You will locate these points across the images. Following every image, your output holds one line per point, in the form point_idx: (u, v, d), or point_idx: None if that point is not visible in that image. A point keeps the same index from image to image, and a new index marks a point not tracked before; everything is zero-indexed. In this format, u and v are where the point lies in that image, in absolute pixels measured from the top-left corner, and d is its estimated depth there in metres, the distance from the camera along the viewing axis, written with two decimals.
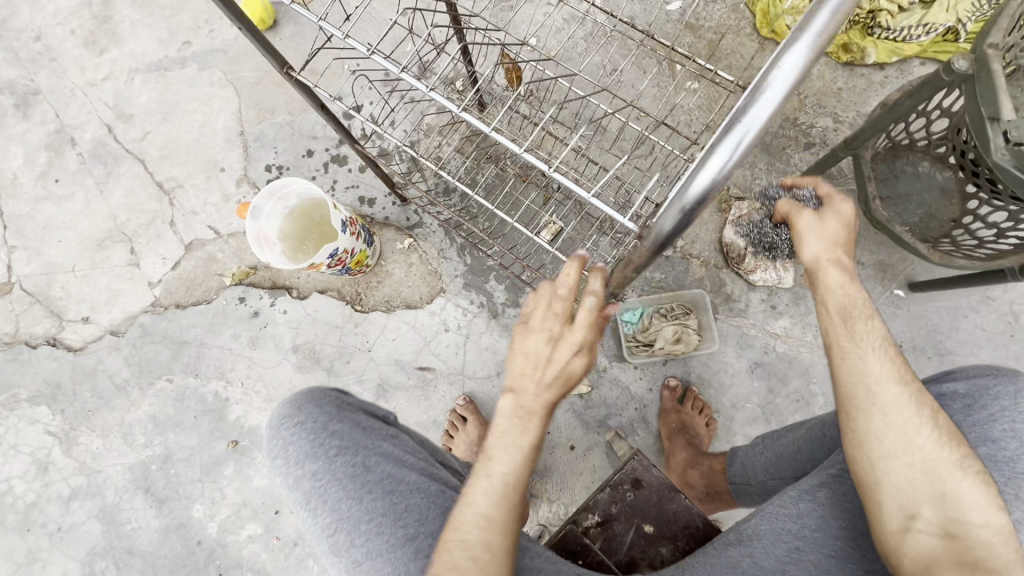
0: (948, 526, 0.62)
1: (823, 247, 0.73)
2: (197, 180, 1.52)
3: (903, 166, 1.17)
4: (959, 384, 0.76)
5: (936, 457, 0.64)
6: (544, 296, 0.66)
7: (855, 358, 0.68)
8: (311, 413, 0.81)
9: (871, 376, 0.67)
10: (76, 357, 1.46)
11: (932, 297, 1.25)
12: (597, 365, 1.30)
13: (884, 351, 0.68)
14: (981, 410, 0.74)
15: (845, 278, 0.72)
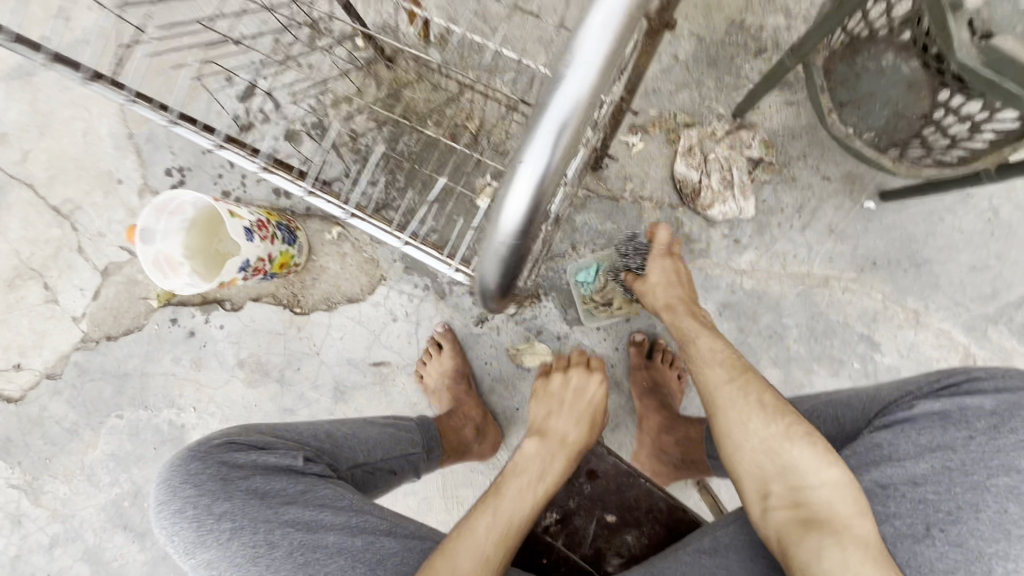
0: (794, 494, 0.70)
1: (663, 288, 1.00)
2: (95, 198, 1.37)
3: (865, 63, 1.02)
4: (988, 402, 0.79)
5: (771, 434, 0.74)
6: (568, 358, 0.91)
7: (706, 368, 0.85)
8: (188, 498, 0.69)
9: (711, 382, 0.83)
10: (18, 407, 1.38)
11: (906, 205, 1.14)
12: (558, 332, 1.22)
13: (722, 359, 0.85)
14: (1007, 432, 0.76)
15: (686, 312, 0.97)
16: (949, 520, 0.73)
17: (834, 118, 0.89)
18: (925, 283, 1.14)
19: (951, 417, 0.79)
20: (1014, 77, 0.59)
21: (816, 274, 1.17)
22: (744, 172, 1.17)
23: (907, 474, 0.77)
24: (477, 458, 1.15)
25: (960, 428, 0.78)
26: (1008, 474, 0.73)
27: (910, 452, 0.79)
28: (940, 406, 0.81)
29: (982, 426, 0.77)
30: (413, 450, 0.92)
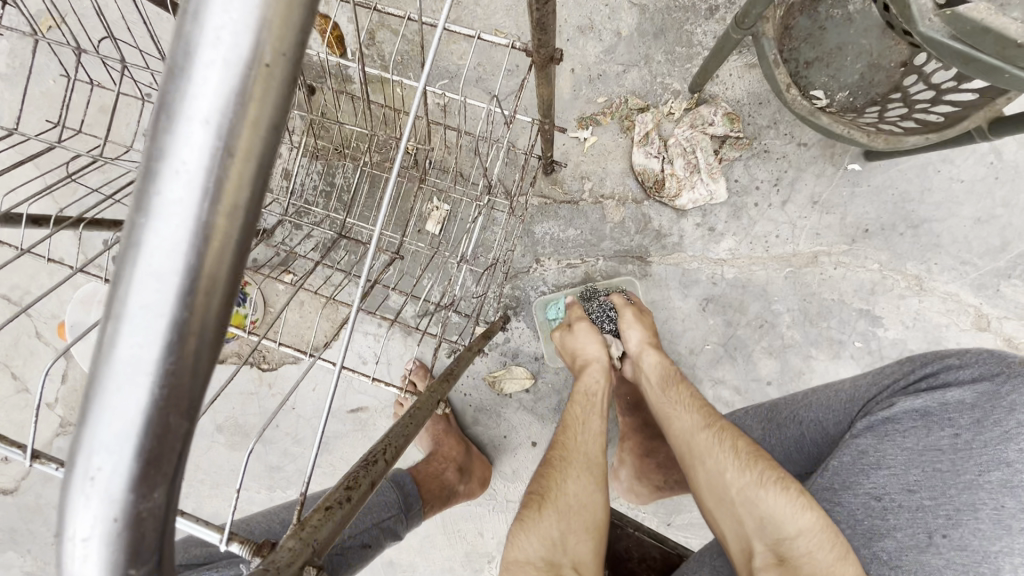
0: (778, 551, 0.58)
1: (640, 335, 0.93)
2: (42, 280, 1.31)
3: (828, 12, 0.90)
4: (963, 392, 0.59)
5: (744, 482, 0.64)
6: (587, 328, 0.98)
7: (672, 419, 0.78)
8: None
9: (680, 432, 0.75)
10: (15, 497, 1.38)
11: (895, 161, 1.02)
12: (535, 352, 1.15)
13: (689, 406, 0.77)
14: (994, 426, 0.56)
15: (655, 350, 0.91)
16: (951, 525, 0.55)
17: (795, 92, 0.78)
18: (925, 244, 1.03)
19: (933, 415, 0.59)
20: (983, 47, 0.47)
21: (804, 252, 1.07)
22: (710, 152, 1.05)
23: (898, 481, 0.59)
24: (467, 497, 1.08)
25: (944, 427, 0.59)
26: (1003, 468, 0.54)
27: (899, 459, 0.60)
28: (920, 404, 0.60)
29: (964, 422, 0.58)
30: (388, 514, 0.88)
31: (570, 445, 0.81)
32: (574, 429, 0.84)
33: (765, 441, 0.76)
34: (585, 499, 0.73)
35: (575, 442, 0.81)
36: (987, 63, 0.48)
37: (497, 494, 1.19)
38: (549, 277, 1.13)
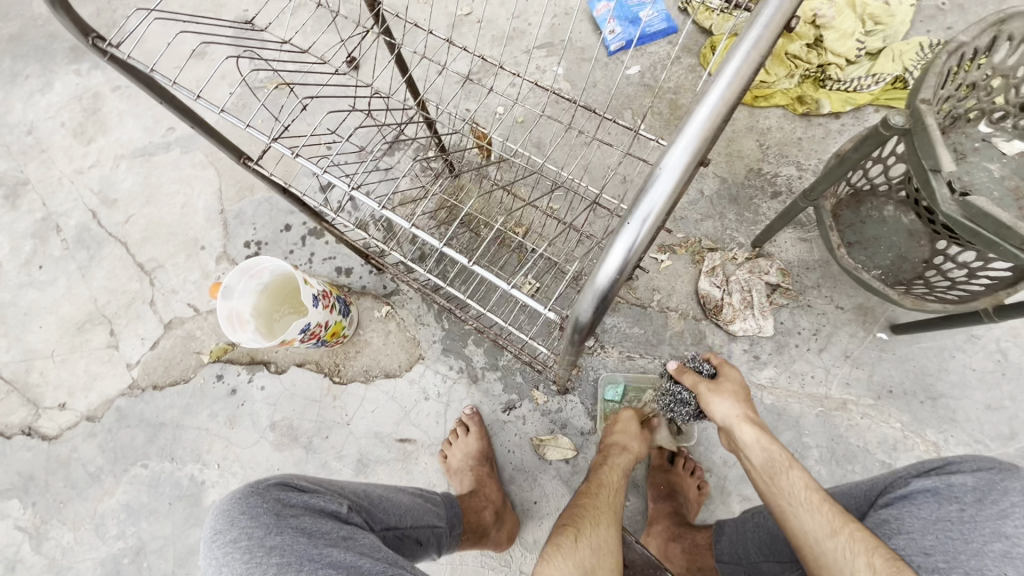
0: None
1: (732, 412, 0.92)
2: (177, 259, 1.53)
3: (868, 211, 1.19)
4: (966, 477, 0.74)
5: None
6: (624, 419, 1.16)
7: (791, 518, 0.79)
8: (244, 528, 0.73)
9: (802, 532, 0.77)
10: (50, 446, 1.42)
11: (916, 339, 1.23)
12: (581, 427, 1.26)
13: (811, 502, 0.78)
14: (991, 505, 0.70)
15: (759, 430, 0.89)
16: None
17: (842, 252, 1.08)
18: (943, 416, 1.18)
19: (942, 492, 0.74)
20: (986, 227, 0.70)
21: (834, 396, 1.22)
22: (764, 294, 1.28)
23: (916, 545, 0.71)
24: (494, 547, 1.13)
25: (952, 502, 0.73)
26: (1003, 540, 0.67)
27: (916, 524, 0.73)
28: (929, 483, 0.76)
29: (969, 499, 0.72)
30: (439, 524, 1.01)
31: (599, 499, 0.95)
32: (605, 489, 0.99)
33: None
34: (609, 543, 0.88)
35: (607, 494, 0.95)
36: (990, 236, 0.71)
37: (513, 561, 1.20)
38: (608, 362, 1.29)
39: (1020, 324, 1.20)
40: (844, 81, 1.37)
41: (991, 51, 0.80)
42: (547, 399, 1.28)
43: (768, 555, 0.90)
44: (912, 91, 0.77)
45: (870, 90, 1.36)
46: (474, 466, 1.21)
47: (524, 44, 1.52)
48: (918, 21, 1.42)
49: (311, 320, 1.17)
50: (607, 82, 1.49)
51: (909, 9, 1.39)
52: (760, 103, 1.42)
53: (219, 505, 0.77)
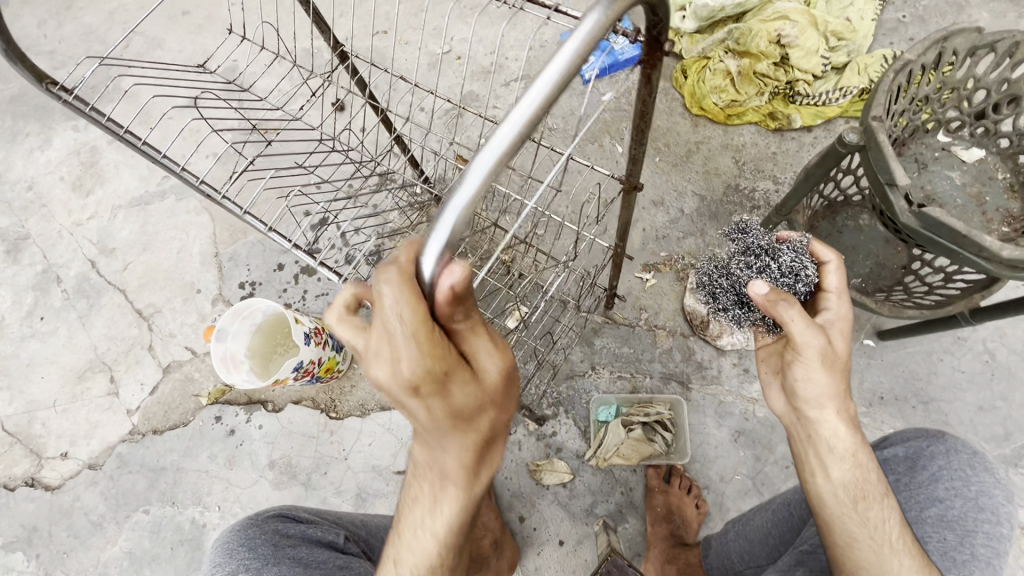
0: None
1: (829, 392, 0.67)
2: (174, 304, 1.56)
3: (844, 221, 1.20)
4: (898, 448, 0.86)
5: None
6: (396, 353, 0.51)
7: (858, 549, 0.69)
8: (243, 560, 0.76)
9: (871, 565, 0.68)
10: (54, 495, 1.43)
11: (903, 344, 1.24)
12: (577, 450, 1.26)
13: (899, 539, 0.69)
14: (922, 471, 0.82)
15: (854, 429, 0.70)
16: None
17: None
18: (935, 419, 1.18)
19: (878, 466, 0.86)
20: (943, 236, 0.73)
21: None
22: None
23: None
24: None
25: (888, 473, 0.85)
26: (938, 505, 0.78)
27: None
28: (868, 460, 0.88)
29: (902, 469, 0.84)
30: None
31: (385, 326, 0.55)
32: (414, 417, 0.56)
33: (767, 525, 0.92)
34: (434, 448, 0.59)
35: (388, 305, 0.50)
36: (948, 244, 0.73)
37: None
38: (600, 383, 1.30)
39: (1006, 324, 1.21)
40: (812, 96, 1.41)
41: (939, 64, 0.83)
42: (540, 424, 1.28)
43: (749, 562, 0.95)
44: (863, 108, 0.80)
45: (838, 103, 1.40)
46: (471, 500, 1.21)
47: (502, 77, 1.57)
48: (880, 34, 1.47)
49: (303, 357, 1.20)
50: (584, 109, 1.54)
51: (871, 24, 1.44)
52: (733, 121, 1.46)
53: (220, 536, 0.80)
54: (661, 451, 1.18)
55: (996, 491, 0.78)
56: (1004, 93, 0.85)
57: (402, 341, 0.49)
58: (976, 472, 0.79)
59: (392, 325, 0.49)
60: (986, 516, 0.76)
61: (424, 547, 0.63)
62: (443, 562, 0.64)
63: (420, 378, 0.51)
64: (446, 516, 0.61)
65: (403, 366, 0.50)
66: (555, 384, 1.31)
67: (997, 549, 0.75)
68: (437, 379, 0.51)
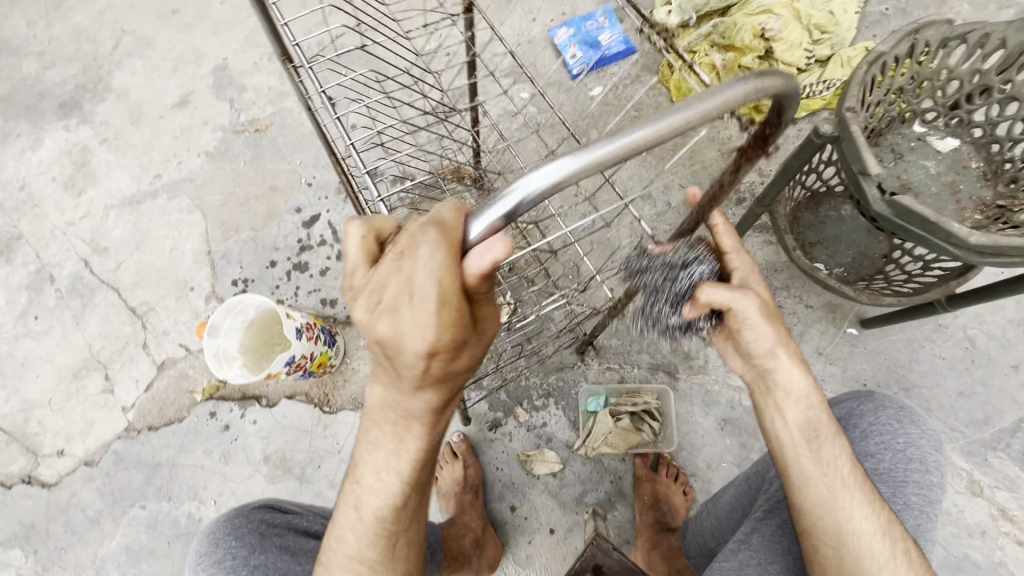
0: None
1: (776, 340, 0.70)
2: (168, 302, 1.58)
3: (826, 212, 1.22)
4: (833, 411, 0.89)
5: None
6: (414, 319, 0.49)
7: (812, 488, 0.70)
8: (229, 549, 0.77)
9: (819, 497, 0.70)
10: (50, 492, 1.44)
11: (885, 332, 1.26)
12: (567, 441, 1.28)
13: (849, 473, 0.70)
14: (855, 429, 0.85)
15: (804, 371, 0.72)
16: None
17: (798, 253, 1.13)
18: (917, 405, 1.21)
19: None
20: (915, 224, 0.75)
21: None
22: None
23: None
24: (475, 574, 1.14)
25: None
26: (869, 460, 0.82)
27: None
28: None
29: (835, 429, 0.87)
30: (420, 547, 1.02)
31: (377, 271, 0.52)
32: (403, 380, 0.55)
33: (731, 500, 0.95)
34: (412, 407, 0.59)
35: (415, 258, 0.48)
36: (919, 231, 0.75)
37: None
38: (590, 374, 1.32)
39: (985, 311, 1.24)
40: (796, 88, 1.42)
41: (913, 56, 0.85)
42: (530, 415, 1.31)
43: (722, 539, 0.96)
44: (837, 101, 0.81)
45: (823, 96, 1.42)
46: (460, 492, 1.23)
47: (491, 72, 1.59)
48: (864, 27, 1.49)
49: (295, 352, 1.21)
50: (573, 104, 1.56)
51: (854, 17, 1.45)
52: None
53: (205, 526, 0.81)
54: (648, 440, 1.20)
55: (923, 442, 0.82)
56: (976, 84, 0.88)
57: (431, 290, 0.48)
58: (903, 425, 0.83)
59: (423, 284, 0.48)
60: (916, 466, 0.80)
61: (381, 487, 0.65)
62: (405, 500, 0.67)
63: (442, 346, 0.50)
64: (412, 457, 0.63)
65: (422, 330, 0.49)
66: (544, 376, 1.33)
67: (930, 496, 0.78)
68: (453, 346, 0.51)
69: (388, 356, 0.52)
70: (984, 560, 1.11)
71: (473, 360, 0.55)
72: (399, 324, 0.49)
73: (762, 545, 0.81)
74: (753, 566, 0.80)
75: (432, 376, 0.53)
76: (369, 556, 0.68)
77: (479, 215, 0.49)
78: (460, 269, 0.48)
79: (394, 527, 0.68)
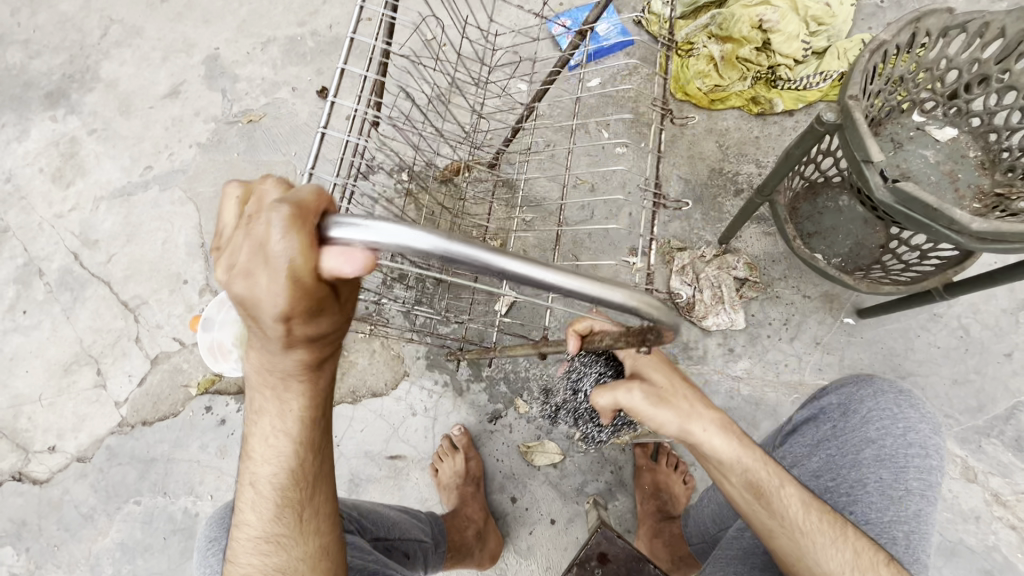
0: None
1: (682, 417, 0.70)
2: (161, 295, 1.55)
3: (824, 203, 1.23)
4: (831, 397, 0.89)
5: None
6: (264, 286, 0.44)
7: (774, 539, 0.70)
8: None
9: (785, 548, 0.70)
10: (42, 489, 1.42)
11: (881, 321, 1.27)
12: (567, 432, 1.28)
13: (810, 518, 0.69)
14: (854, 414, 0.85)
15: (727, 434, 0.71)
16: (851, 501, 0.81)
17: (798, 243, 1.13)
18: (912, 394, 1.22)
19: (815, 416, 0.90)
20: (918, 210, 0.75)
21: (808, 382, 1.26)
22: (734, 289, 1.31)
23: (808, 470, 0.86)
24: (478, 565, 1.16)
25: (825, 421, 0.88)
26: (872, 445, 0.82)
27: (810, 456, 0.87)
28: (808, 412, 0.91)
29: (835, 414, 0.87)
30: (425, 539, 1.03)
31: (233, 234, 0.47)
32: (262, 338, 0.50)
33: None
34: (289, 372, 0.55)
35: (266, 233, 0.43)
36: (921, 218, 0.76)
37: (507, 569, 1.22)
38: None
39: (979, 300, 1.26)
40: (794, 80, 1.43)
41: (914, 44, 0.85)
42: (529, 406, 1.30)
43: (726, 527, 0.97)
44: (840, 88, 0.81)
45: (819, 87, 1.42)
46: (462, 483, 1.22)
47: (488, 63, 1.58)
48: (859, 19, 1.50)
49: None
50: (571, 94, 1.55)
51: (851, 8, 1.46)
52: (716, 106, 1.47)
53: (214, 512, 0.81)
54: (649, 430, 1.19)
55: (923, 426, 0.82)
56: (975, 73, 0.88)
57: (281, 256, 0.43)
58: (902, 410, 0.83)
59: (275, 253, 0.43)
60: (916, 450, 0.80)
61: (276, 454, 0.62)
62: (302, 466, 0.64)
63: (295, 311, 0.46)
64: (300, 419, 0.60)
65: (274, 296, 0.44)
66: (542, 368, 1.32)
67: (930, 480, 0.79)
68: (310, 310, 0.47)
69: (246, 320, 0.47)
70: (978, 544, 1.13)
71: (342, 322, 0.51)
72: (250, 285, 0.45)
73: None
74: (760, 554, 0.80)
75: (293, 338, 0.49)
76: (275, 532, 0.66)
77: (338, 217, 0.45)
78: (314, 247, 0.43)
79: (294, 498, 0.66)
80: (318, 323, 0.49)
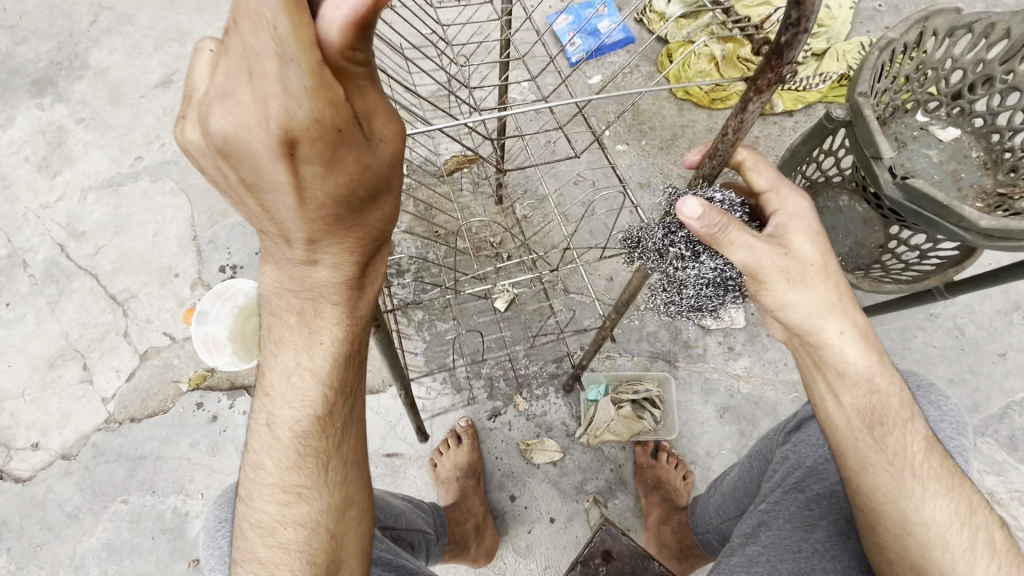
0: None
1: (829, 297, 0.63)
2: (151, 288, 1.51)
3: (825, 203, 1.18)
4: None
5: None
6: (251, 101, 0.41)
7: (875, 473, 0.65)
8: None
9: (884, 479, 0.64)
10: (24, 488, 1.37)
11: (879, 321, 1.28)
12: (567, 429, 1.27)
13: (922, 454, 0.65)
14: None
15: (867, 350, 0.66)
16: None
17: None
18: None
19: None
20: (926, 207, 0.76)
21: None
22: None
23: None
24: (472, 561, 1.14)
25: None
26: None
27: None
28: None
29: None
30: (428, 530, 1.02)
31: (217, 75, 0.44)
32: (275, 206, 0.47)
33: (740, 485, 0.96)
34: (322, 263, 0.52)
35: (246, 11, 0.39)
36: (929, 215, 0.76)
37: (506, 569, 1.21)
38: (590, 362, 1.31)
39: (974, 301, 1.27)
40: (794, 81, 1.43)
41: (921, 44, 0.87)
42: (530, 403, 1.29)
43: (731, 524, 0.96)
44: (849, 85, 0.82)
45: (818, 88, 1.43)
46: (462, 478, 1.20)
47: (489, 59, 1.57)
48: (857, 23, 1.51)
49: None
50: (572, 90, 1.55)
51: (849, 12, 1.48)
52: (716, 105, 1.49)
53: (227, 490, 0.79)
54: (651, 427, 1.21)
55: (945, 426, 0.83)
56: (979, 73, 0.90)
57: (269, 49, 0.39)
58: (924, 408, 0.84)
59: (262, 47, 0.39)
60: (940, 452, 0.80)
61: (305, 387, 0.59)
62: (328, 405, 0.61)
63: (299, 125, 0.40)
64: (328, 346, 0.58)
65: (265, 104, 0.40)
66: (543, 364, 1.32)
67: None
68: (325, 137, 0.41)
69: (237, 162, 0.44)
70: None
71: (364, 164, 0.45)
72: (238, 101, 0.41)
73: (769, 541, 0.79)
74: (769, 559, 0.78)
75: (308, 196, 0.45)
76: (294, 481, 0.61)
77: None
78: (308, 18, 0.39)
79: (319, 441, 0.61)
80: (332, 168, 0.44)
